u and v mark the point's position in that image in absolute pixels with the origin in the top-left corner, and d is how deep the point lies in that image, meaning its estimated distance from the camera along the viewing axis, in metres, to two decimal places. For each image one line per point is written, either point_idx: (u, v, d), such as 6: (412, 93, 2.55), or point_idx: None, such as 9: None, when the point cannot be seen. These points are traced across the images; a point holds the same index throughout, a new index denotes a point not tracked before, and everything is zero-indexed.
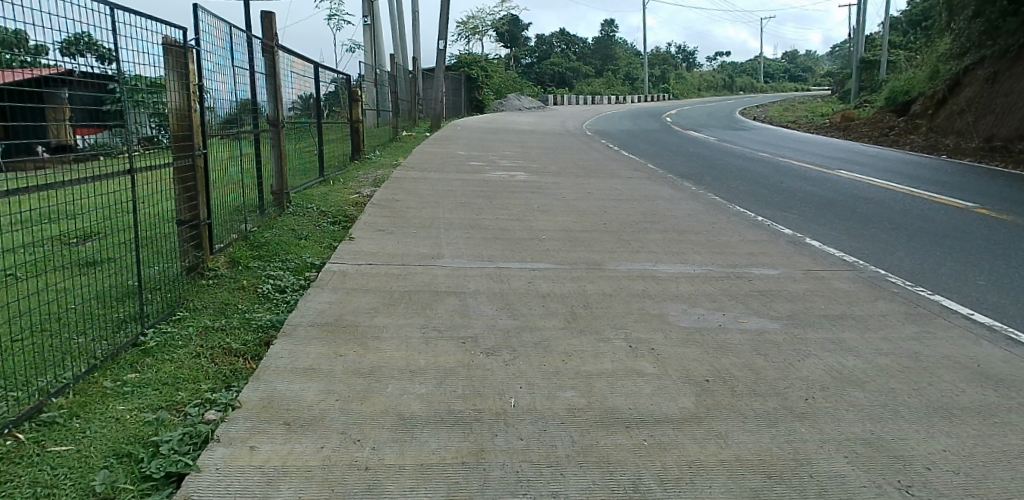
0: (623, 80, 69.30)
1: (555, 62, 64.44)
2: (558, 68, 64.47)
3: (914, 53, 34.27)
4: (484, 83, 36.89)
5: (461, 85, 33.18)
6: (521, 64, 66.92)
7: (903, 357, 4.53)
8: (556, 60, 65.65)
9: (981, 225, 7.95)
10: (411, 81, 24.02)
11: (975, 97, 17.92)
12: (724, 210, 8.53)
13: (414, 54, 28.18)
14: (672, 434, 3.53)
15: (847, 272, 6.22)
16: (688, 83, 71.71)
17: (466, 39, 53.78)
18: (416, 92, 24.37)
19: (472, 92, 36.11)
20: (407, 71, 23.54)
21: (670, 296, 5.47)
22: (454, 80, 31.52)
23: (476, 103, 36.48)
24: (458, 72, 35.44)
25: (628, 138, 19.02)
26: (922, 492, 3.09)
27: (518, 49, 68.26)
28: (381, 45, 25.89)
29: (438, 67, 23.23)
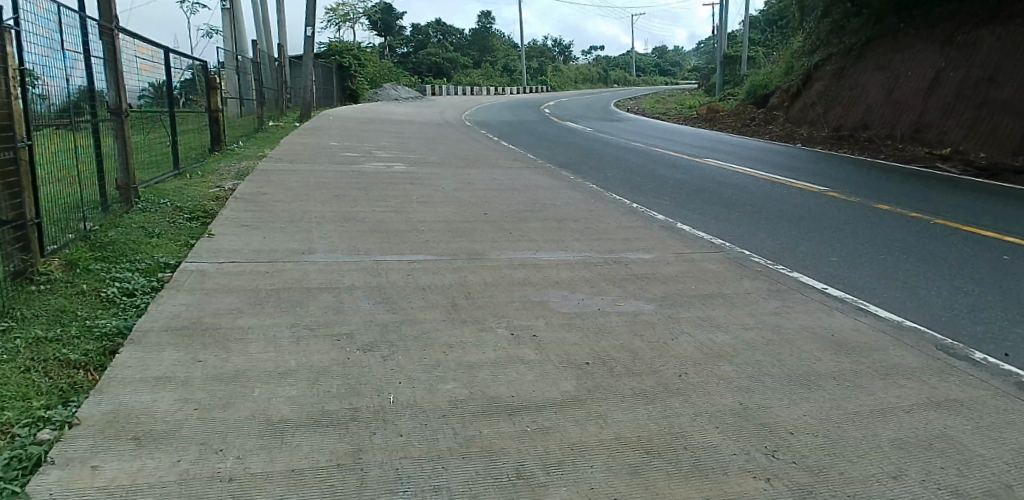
0: (501, 72, 69.78)
1: (432, 53, 63.68)
2: (435, 59, 63.87)
3: (771, 52, 36.96)
4: (357, 72, 35.76)
5: (332, 74, 32.03)
6: (397, 54, 65.57)
7: (767, 330, 4.81)
8: (434, 51, 64.91)
9: (832, 207, 8.64)
10: (277, 70, 22.90)
11: (824, 91, 19.64)
12: (600, 199, 8.73)
13: (278, 40, 26.79)
14: (554, 417, 3.54)
15: (715, 254, 6.54)
16: (565, 75, 73.28)
17: (336, 26, 51.92)
18: (282, 80, 23.24)
19: (343, 81, 34.88)
20: (273, 59, 22.39)
21: (550, 282, 5.51)
22: (324, 68, 30.33)
23: (350, 92, 35.29)
24: (330, 60, 34.12)
25: (508, 128, 19.15)
26: (786, 455, 3.30)
27: (393, 38, 66.67)
28: (243, 30, 24.37)
29: (306, 55, 22.30)
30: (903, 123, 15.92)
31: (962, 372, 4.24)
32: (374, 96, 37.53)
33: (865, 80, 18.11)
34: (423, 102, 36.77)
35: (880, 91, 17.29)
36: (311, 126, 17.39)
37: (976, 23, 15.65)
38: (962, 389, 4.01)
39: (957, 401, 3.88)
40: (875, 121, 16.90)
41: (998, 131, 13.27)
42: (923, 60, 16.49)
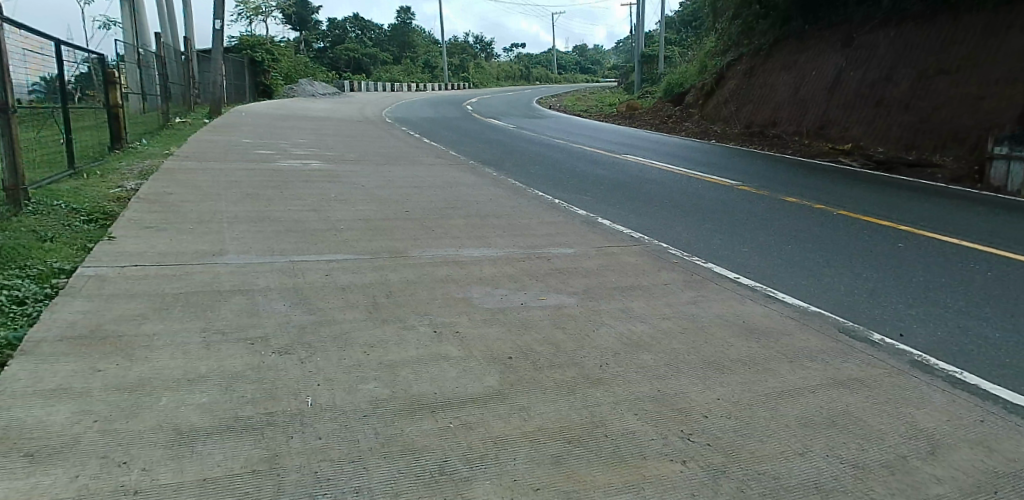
0: (422, 68, 69.05)
1: (351, 48, 62.32)
2: (354, 54, 62.54)
3: (686, 51, 38.15)
4: (271, 66, 34.58)
5: (243, 69, 30.87)
6: (314, 49, 63.81)
7: (683, 319, 4.97)
8: (352, 46, 63.59)
9: (743, 200, 9.01)
10: (184, 64, 21.89)
11: (736, 90, 20.49)
12: (523, 195, 8.79)
13: (185, 33, 25.59)
14: (477, 413, 3.54)
15: (634, 247, 6.71)
16: (487, 72, 73.34)
17: (247, 19, 49.97)
18: (190, 75, 22.22)
19: (256, 76, 33.64)
20: (179, 53, 21.39)
21: (473, 279, 5.51)
22: (235, 63, 29.18)
23: (263, 88, 34.07)
24: (241, 54, 32.84)
25: (430, 125, 19.01)
26: (701, 438, 3.43)
27: (309, 32, 64.81)
28: (146, 23, 23.17)
29: (215, 49, 21.40)
30: (808, 120, 16.80)
31: (861, 352, 4.52)
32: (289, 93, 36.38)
33: (773, 80, 19.01)
34: (342, 98, 35.99)
35: (787, 90, 18.15)
36: (222, 123, 16.72)
37: (871, 25, 16.61)
38: (861, 368, 4.27)
39: (857, 379, 4.12)
40: (783, 118, 17.74)
41: (891, 128, 14.21)
42: (826, 60, 17.40)
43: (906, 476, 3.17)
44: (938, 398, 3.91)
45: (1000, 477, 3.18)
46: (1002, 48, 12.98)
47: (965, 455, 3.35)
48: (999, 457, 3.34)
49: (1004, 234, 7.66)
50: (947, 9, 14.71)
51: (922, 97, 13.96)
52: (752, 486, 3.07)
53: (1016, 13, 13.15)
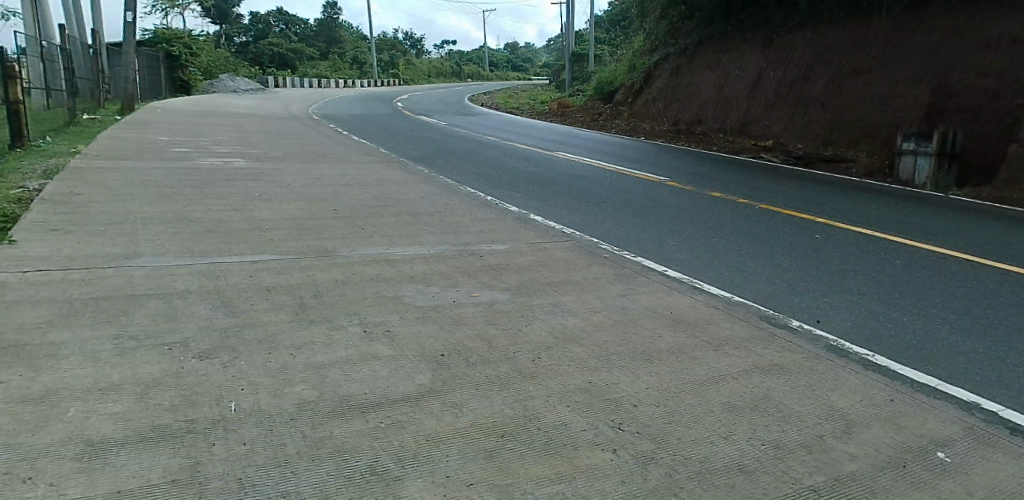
0: (351, 64, 67.66)
1: (275, 43, 60.39)
2: (278, 49, 60.63)
3: (615, 49, 38.79)
4: (189, 61, 33.14)
5: (158, 63, 29.46)
6: (236, 44, 61.52)
7: (613, 312, 5.06)
8: (276, 41, 61.60)
9: (670, 195, 9.24)
10: (93, 58, 20.74)
11: (663, 88, 21.04)
12: (455, 192, 8.76)
13: (93, 25, 24.22)
14: (409, 411, 3.51)
15: (566, 242, 6.78)
16: (418, 69, 72.63)
17: (162, 12, 47.69)
18: (100, 69, 21.07)
19: (173, 71, 32.16)
20: (87, 46, 20.31)
21: (405, 277, 5.45)
22: (149, 57, 27.81)
23: (180, 83, 32.59)
24: (156, 48, 31.32)
25: (359, 122, 18.68)
26: (631, 426, 3.50)
27: (229, 26, 62.42)
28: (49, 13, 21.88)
29: (127, 42, 20.36)
30: (731, 118, 17.40)
31: (781, 339, 4.70)
32: (209, 88, 34.95)
33: (699, 78, 19.60)
34: (265, 94, 34.88)
35: (712, 89, 18.72)
36: (136, 120, 15.95)
37: (789, 26, 17.31)
38: (782, 354, 4.45)
39: (777, 365, 4.29)
40: (709, 116, 18.28)
41: (809, 125, 14.90)
42: (748, 60, 18.02)
43: (823, 454, 3.32)
44: (852, 380, 4.12)
45: (909, 452, 3.37)
46: (908, 50, 13.73)
47: (876, 432, 3.54)
48: (907, 433, 3.54)
49: (911, 225, 8.12)
50: (858, 12, 15.46)
51: (837, 96, 14.67)
52: (680, 471, 3.15)
53: (920, 17, 13.93)
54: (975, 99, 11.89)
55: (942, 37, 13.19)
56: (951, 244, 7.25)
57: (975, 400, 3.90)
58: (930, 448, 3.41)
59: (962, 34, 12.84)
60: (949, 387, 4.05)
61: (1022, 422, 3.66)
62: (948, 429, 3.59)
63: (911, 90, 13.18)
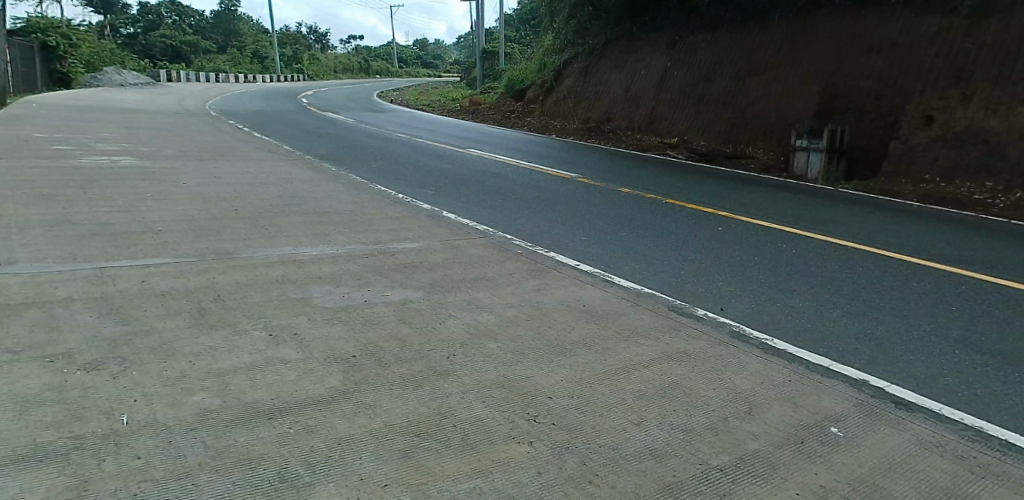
0: (251, 58, 64.93)
1: (167, 35, 57.07)
2: (171, 42, 57.36)
3: (525, 48, 39.11)
4: (68, 52, 30.79)
5: (32, 54, 27.22)
6: (123, 35, 57.72)
7: (527, 307, 5.09)
8: (169, 33, 58.22)
9: (581, 191, 9.40)
10: None
11: (573, 87, 21.43)
12: (364, 190, 8.57)
13: None
14: (319, 415, 3.39)
15: (479, 239, 6.76)
16: (324, 65, 70.67)
17: None
18: None
19: (50, 63, 29.79)
20: None
21: (312, 278, 5.27)
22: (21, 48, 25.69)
23: (59, 76, 30.26)
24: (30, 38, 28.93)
25: (261, 119, 17.96)
26: (546, 418, 3.51)
27: (115, 17, 58.49)
28: None
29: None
30: (639, 116, 17.92)
31: (688, 327, 4.86)
32: (92, 81, 32.61)
33: (608, 77, 20.10)
34: (156, 88, 32.93)
35: (621, 88, 19.22)
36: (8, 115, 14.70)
37: (691, 28, 17.97)
38: (689, 342, 4.60)
39: (686, 352, 4.43)
40: (618, 114, 18.77)
41: (711, 123, 15.56)
42: (653, 60, 18.60)
43: (728, 435, 3.46)
44: (753, 363, 4.30)
45: (807, 428, 3.56)
46: (800, 52, 14.53)
47: (776, 411, 3.72)
48: (804, 411, 3.73)
49: (805, 216, 8.60)
50: (753, 16, 16.25)
51: (736, 95, 15.37)
52: (594, 459, 3.19)
53: (810, 22, 14.78)
54: (860, 99, 12.75)
55: (830, 41, 14.05)
56: (840, 234, 7.73)
57: (864, 378, 4.16)
58: (824, 424, 3.61)
59: (848, 38, 13.73)
60: (841, 367, 4.30)
61: (906, 397, 3.93)
62: (841, 405, 3.81)
63: (803, 90, 13.97)
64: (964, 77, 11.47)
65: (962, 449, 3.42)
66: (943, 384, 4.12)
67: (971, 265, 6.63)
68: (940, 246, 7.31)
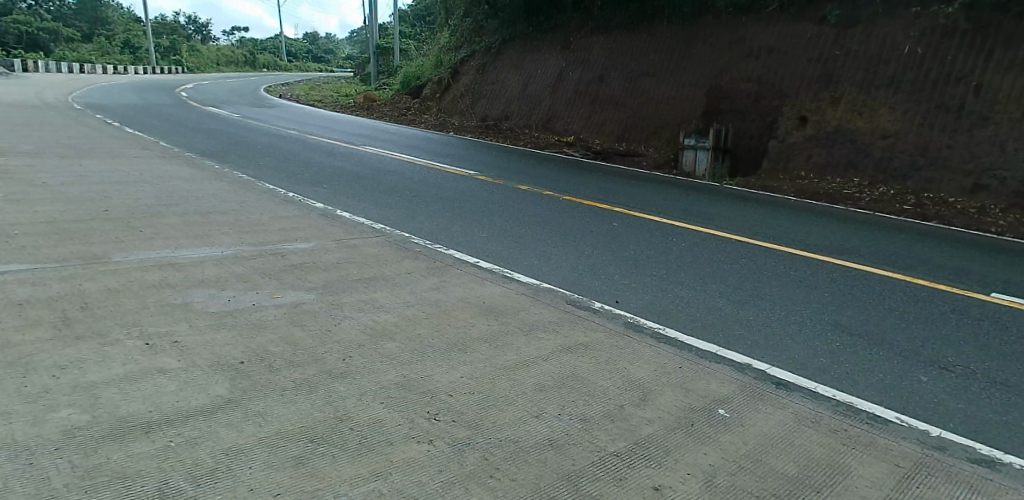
0: (124, 49, 60.53)
1: (23, 21, 52.11)
2: (28, 28, 52.42)
3: (420, 44, 38.70)
4: None
5: None
6: None
7: (426, 305, 5.02)
8: (25, 18, 53.19)
9: (479, 189, 9.40)
10: None
11: (471, 85, 21.44)
12: (251, 189, 8.18)
13: None
14: (203, 425, 3.20)
15: (375, 238, 6.61)
16: (206, 57, 66.91)
17: None
18: None
19: None
20: None
21: (195, 282, 4.97)
22: None
23: None
24: None
25: (136, 114, 16.77)
26: (446, 416, 3.47)
27: None
28: None
29: None
30: (536, 115, 18.17)
31: (585, 319, 4.96)
32: None
33: (505, 77, 20.25)
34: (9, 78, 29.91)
35: (518, 87, 19.43)
36: None
37: (585, 30, 18.39)
38: (587, 334, 4.68)
39: (583, 344, 4.50)
40: (515, 113, 18.93)
41: (606, 122, 16.02)
42: (549, 60, 18.90)
43: (624, 421, 3.54)
44: (647, 352, 4.45)
45: (697, 411, 3.71)
46: (687, 55, 15.20)
47: (668, 397, 3.85)
48: (694, 395, 3.89)
49: (693, 211, 9.00)
50: (643, 19, 16.81)
51: (628, 96, 15.90)
52: (494, 454, 3.18)
53: (695, 26, 15.46)
54: (742, 101, 13.51)
55: (714, 44, 14.77)
56: (724, 227, 8.14)
57: (748, 362, 4.39)
58: (712, 406, 3.77)
59: (729, 43, 14.46)
60: (727, 352, 4.52)
61: (785, 378, 4.18)
62: (727, 388, 4.00)
63: (690, 91, 14.62)
64: (833, 81, 12.37)
65: (834, 422, 3.68)
66: (818, 364, 4.41)
67: (840, 254, 7.16)
68: (815, 237, 7.85)
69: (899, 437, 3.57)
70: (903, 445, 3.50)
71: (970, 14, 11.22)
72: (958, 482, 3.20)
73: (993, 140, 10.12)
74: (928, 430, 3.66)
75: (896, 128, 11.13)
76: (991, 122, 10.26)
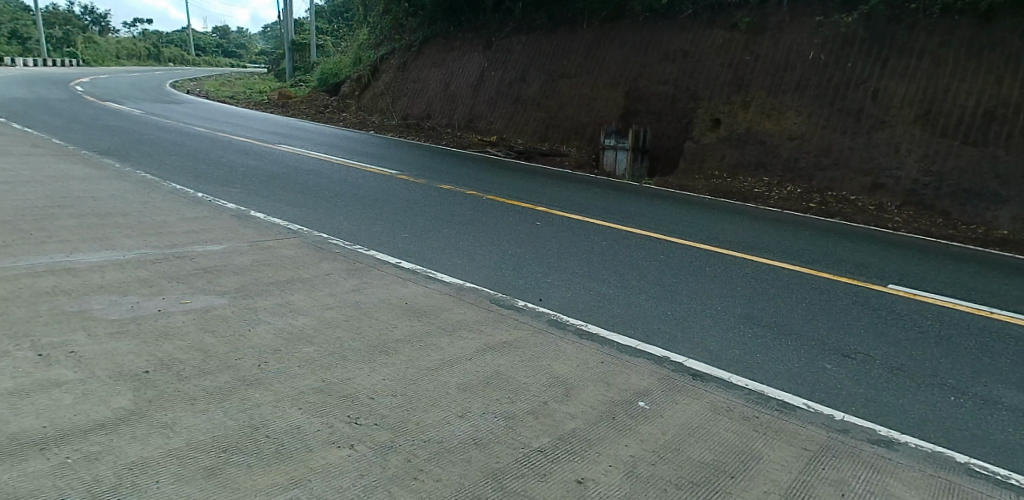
0: (13, 39, 56.27)
1: None
2: None
3: (337, 40, 37.86)
4: None
5: None
6: None
7: (347, 307, 4.90)
8: None
9: (400, 188, 9.27)
10: None
11: (391, 83, 21.16)
12: (157, 189, 7.77)
13: None
14: (105, 438, 3.01)
15: (292, 239, 6.40)
16: (104, 49, 63.08)
17: None
18: None
19: None
20: None
21: (94, 288, 4.68)
22: None
23: None
24: None
25: (26, 109, 15.64)
26: (367, 419, 3.39)
27: None
28: None
29: None
30: (458, 114, 18.11)
31: (508, 318, 4.97)
32: None
33: (426, 75, 20.10)
34: None
35: (439, 86, 19.31)
36: None
37: (505, 30, 18.46)
38: (510, 332, 4.69)
39: (507, 343, 4.50)
40: (437, 112, 18.81)
41: (528, 122, 16.16)
42: (470, 60, 18.86)
43: (547, 418, 3.56)
44: (568, 348, 4.49)
45: (617, 404, 3.77)
46: (606, 57, 15.51)
47: (590, 391, 3.90)
48: (615, 388, 3.96)
49: (613, 209, 9.19)
50: (564, 21, 17.00)
51: (549, 96, 16.07)
52: (418, 455, 3.13)
53: (614, 29, 15.77)
54: (659, 103, 13.92)
55: (632, 47, 15.13)
56: (643, 225, 8.34)
57: (666, 355, 4.50)
58: (632, 399, 3.85)
59: (647, 47, 14.84)
60: (646, 346, 4.63)
61: (701, 369, 4.31)
62: (646, 381, 4.09)
63: (609, 93, 14.94)
64: (743, 85, 12.91)
65: (747, 410, 3.82)
66: (732, 355, 4.58)
67: (751, 249, 7.47)
68: (728, 234, 8.15)
69: (807, 422, 3.75)
70: (810, 429, 3.67)
71: (866, 23, 11.93)
72: (861, 463, 3.39)
73: (888, 142, 10.82)
74: (832, 414, 3.86)
75: (802, 130, 11.73)
76: (886, 126, 10.96)
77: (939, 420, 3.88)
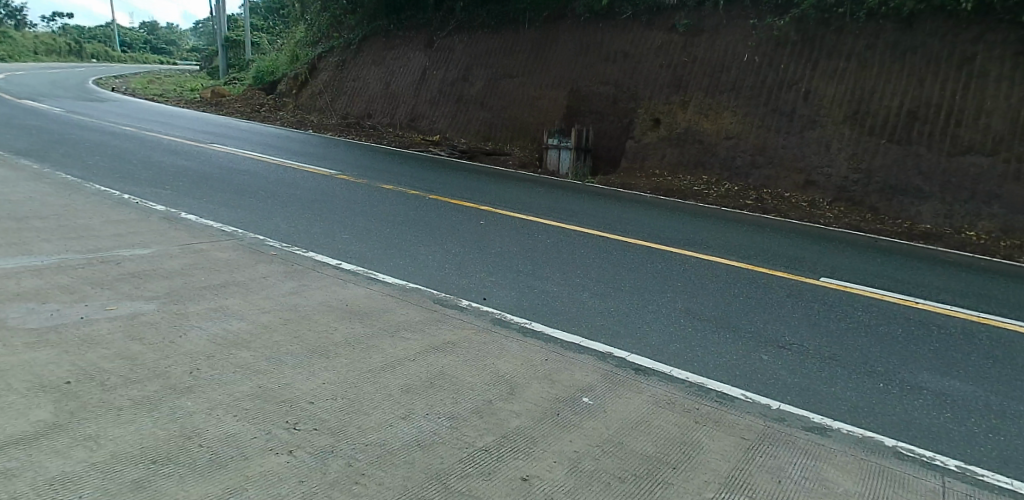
0: None
1: None
2: None
3: (273, 37, 36.92)
4: None
5: None
6: None
7: (284, 310, 4.76)
8: None
9: (339, 188, 9.10)
10: None
11: (330, 82, 20.77)
12: (79, 191, 7.40)
13: None
14: (22, 454, 2.84)
15: (226, 242, 6.19)
16: (21, 44, 59.84)
17: None
18: None
19: None
20: None
21: (10, 296, 4.41)
22: None
23: None
24: None
25: None
26: (306, 424, 3.30)
27: None
28: None
29: None
30: (400, 114, 17.92)
31: (452, 318, 4.93)
32: None
33: (366, 74, 19.81)
34: None
35: (380, 85, 19.06)
36: None
37: (447, 29, 18.36)
38: (453, 332, 4.65)
39: (449, 343, 4.46)
40: (378, 111, 18.57)
41: (471, 122, 16.13)
42: (412, 59, 18.68)
43: (491, 416, 3.54)
44: (512, 346, 4.49)
45: (561, 400, 3.78)
46: (548, 57, 15.60)
47: (535, 389, 3.90)
48: (559, 385, 3.97)
49: (555, 208, 9.24)
50: (505, 21, 17.00)
51: (492, 96, 16.07)
52: (360, 459, 3.06)
53: (555, 30, 15.87)
54: (601, 103, 14.10)
55: (573, 48, 15.27)
56: (585, 223, 8.42)
57: (609, 351, 4.54)
58: (576, 395, 3.86)
59: (588, 48, 15.00)
60: (590, 343, 4.66)
61: (643, 364, 4.37)
62: (590, 377, 4.11)
63: (552, 92, 15.04)
64: (681, 85, 13.19)
65: (688, 403, 3.89)
66: (672, 349, 4.66)
67: (690, 245, 7.62)
68: (667, 231, 8.30)
69: (745, 412, 3.84)
70: (748, 419, 3.76)
71: (797, 26, 12.35)
72: (797, 449, 3.49)
73: (819, 141, 11.22)
74: (768, 404, 3.97)
75: (738, 129, 12.06)
76: (817, 125, 11.37)
77: (868, 407, 4.03)
